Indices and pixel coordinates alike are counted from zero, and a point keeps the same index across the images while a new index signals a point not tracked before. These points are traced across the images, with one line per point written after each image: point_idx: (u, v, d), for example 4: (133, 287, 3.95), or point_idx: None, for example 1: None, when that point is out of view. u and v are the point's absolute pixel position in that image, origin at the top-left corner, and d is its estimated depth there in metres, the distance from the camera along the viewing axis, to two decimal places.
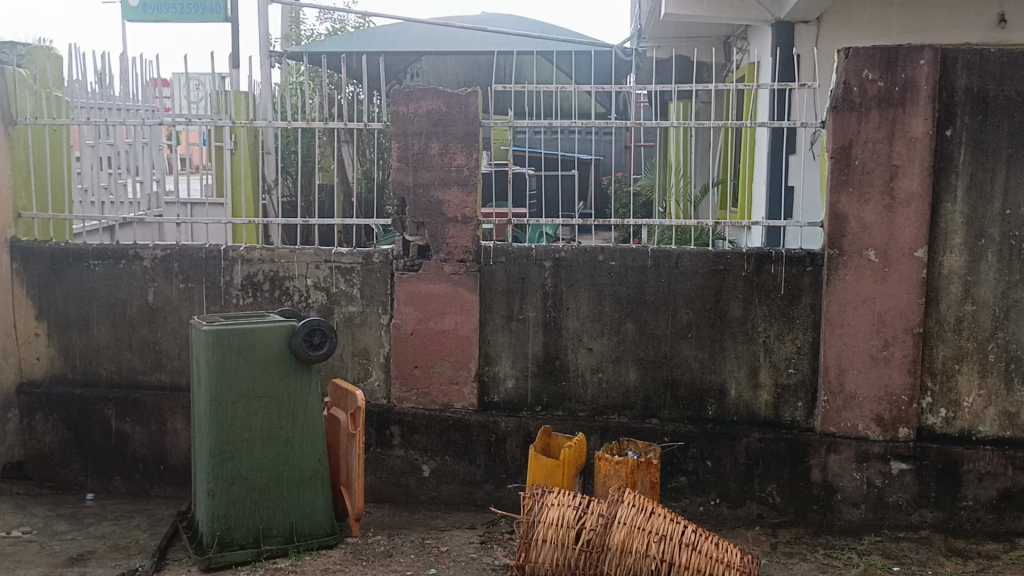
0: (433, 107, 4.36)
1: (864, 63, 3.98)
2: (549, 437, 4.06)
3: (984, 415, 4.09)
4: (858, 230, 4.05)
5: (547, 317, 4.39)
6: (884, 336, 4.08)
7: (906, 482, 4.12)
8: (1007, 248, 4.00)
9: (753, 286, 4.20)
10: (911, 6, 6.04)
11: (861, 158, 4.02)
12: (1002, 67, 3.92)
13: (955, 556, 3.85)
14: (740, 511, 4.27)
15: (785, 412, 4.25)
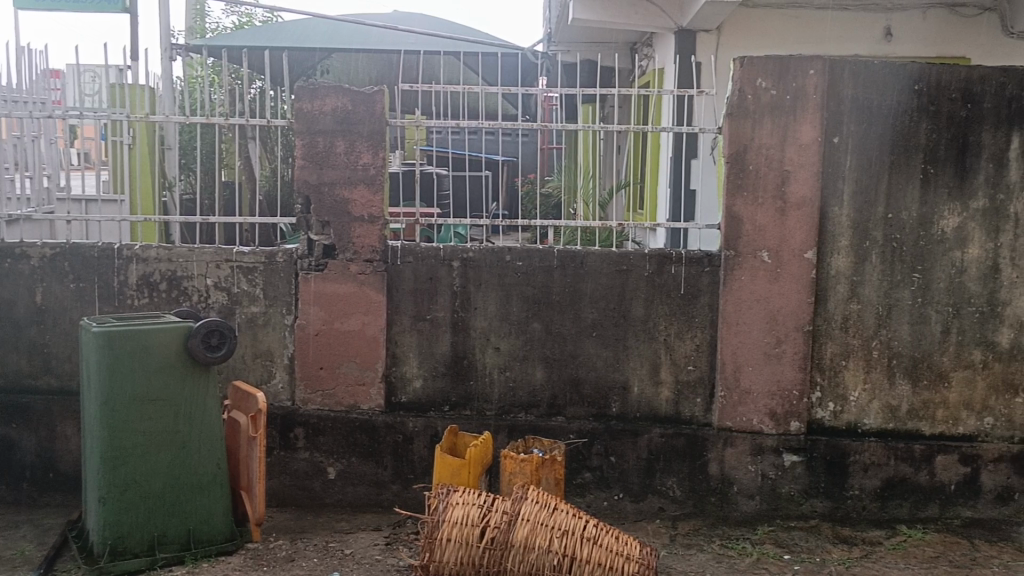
0: (338, 105, 4.32)
1: (758, 72, 4.14)
2: (456, 436, 4.08)
3: (869, 408, 4.31)
4: (752, 232, 4.22)
5: (454, 317, 4.40)
6: (776, 334, 4.26)
7: (797, 474, 4.31)
8: (889, 250, 4.23)
9: (654, 286, 4.32)
10: (804, 20, 6.35)
11: (755, 163, 4.19)
12: (884, 77, 4.14)
13: (841, 544, 4.04)
14: (642, 505, 4.37)
15: (685, 408, 4.38)
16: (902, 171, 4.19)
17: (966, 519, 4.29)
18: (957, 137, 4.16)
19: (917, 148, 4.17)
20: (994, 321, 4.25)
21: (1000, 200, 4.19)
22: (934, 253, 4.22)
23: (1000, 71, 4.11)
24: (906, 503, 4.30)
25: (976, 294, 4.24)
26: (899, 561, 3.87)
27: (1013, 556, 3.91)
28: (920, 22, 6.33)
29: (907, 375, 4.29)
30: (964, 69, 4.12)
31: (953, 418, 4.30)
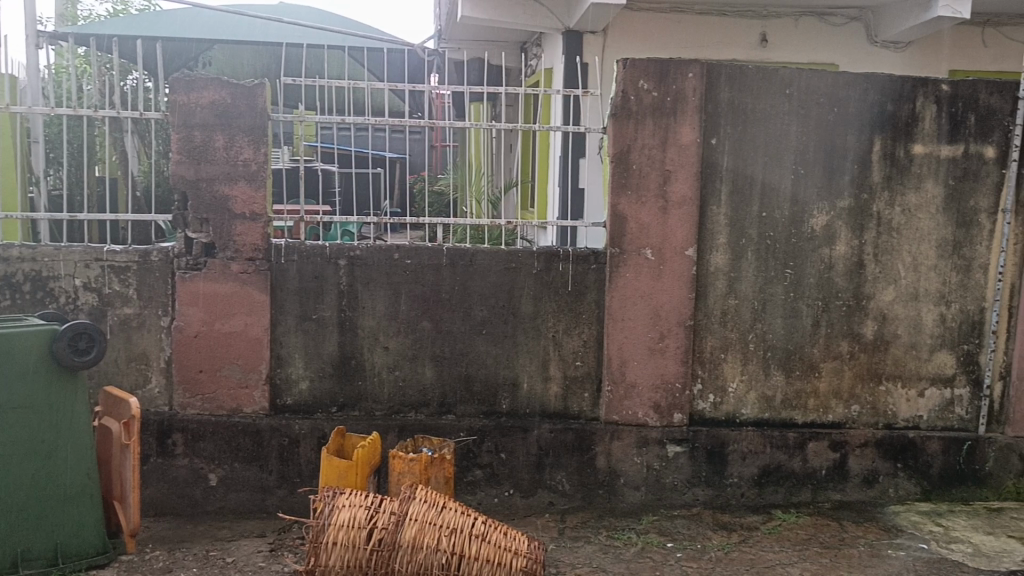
0: (217, 98, 4.17)
1: (640, 73, 4.25)
2: (343, 438, 4.01)
3: (746, 399, 4.50)
4: (636, 230, 4.32)
5: (341, 316, 4.32)
6: (660, 329, 4.38)
7: (680, 464, 4.45)
8: (763, 247, 4.42)
9: (542, 283, 4.36)
10: (685, 24, 6.57)
11: (639, 163, 4.29)
12: (758, 82, 4.32)
13: (721, 530, 4.20)
14: (531, 500, 4.41)
15: (573, 404, 4.46)
16: (775, 172, 4.38)
17: (835, 501, 4.53)
18: (825, 140, 4.38)
19: (789, 150, 4.37)
20: (860, 314, 4.50)
21: (864, 199, 4.43)
22: (804, 250, 4.44)
23: (863, 78, 4.35)
24: (782, 489, 4.50)
25: (843, 289, 4.48)
26: (774, 544, 4.04)
27: (877, 535, 4.15)
28: (793, 29, 6.65)
29: (781, 367, 4.50)
30: (830, 76, 4.34)
31: (824, 407, 4.54)
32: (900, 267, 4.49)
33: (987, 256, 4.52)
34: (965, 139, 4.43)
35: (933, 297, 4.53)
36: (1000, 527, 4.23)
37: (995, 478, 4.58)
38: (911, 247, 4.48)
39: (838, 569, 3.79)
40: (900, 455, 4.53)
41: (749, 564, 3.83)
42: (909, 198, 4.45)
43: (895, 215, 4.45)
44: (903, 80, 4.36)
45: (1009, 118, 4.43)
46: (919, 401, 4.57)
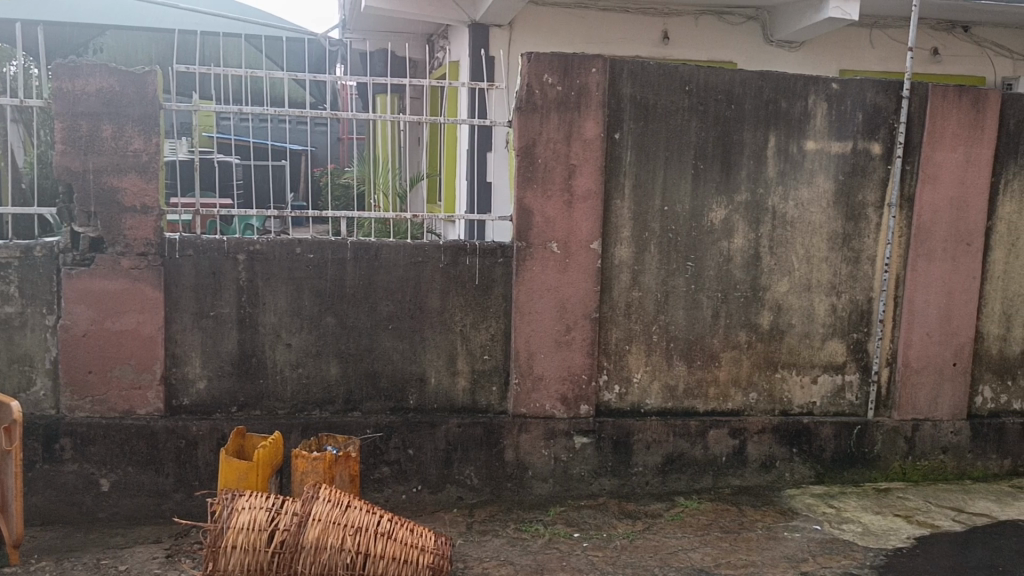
0: (104, 85, 3.97)
1: (544, 67, 4.26)
2: (243, 438, 3.88)
3: (650, 389, 4.60)
4: (542, 224, 4.34)
5: (241, 313, 4.19)
6: (566, 322, 4.42)
7: (587, 455, 4.50)
8: (666, 240, 4.52)
9: (449, 277, 4.34)
10: (589, 19, 6.64)
11: (544, 156, 4.31)
12: (659, 78, 4.40)
13: (626, 518, 4.27)
14: (440, 495, 4.38)
15: (481, 398, 4.45)
16: (676, 167, 4.48)
17: (735, 487, 4.68)
18: (723, 136, 4.50)
19: (689, 145, 4.48)
20: (757, 304, 4.65)
21: (760, 194, 4.58)
22: (704, 243, 4.56)
23: (758, 76, 4.48)
24: (684, 476, 4.62)
25: (741, 281, 4.62)
26: (677, 531, 4.14)
27: (774, 518, 4.30)
28: (693, 27, 6.82)
29: (683, 357, 4.61)
30: (727, 73, 4.46)
31: (724, 395, 4.68)
32: (794, 259, 4.66)
33: (874, 248, 4.74)
34: (853, 136, 4.62)
35: (825, 288, 4.71)
36: (887, 506, 4.45)
37: (882, 459, 4.81)
38: (804, 240, 4.66)
39: (737, 552, 3.91)
40: (796, 440, 4.71)
41: (653, 551, 3.91)
42: (802, 192, 4.62)
43: (789, 209, 4.62)
44: (796, 78, 4.51)
45: (893, 117, 4.65)
46: (813, 388, 4.76)
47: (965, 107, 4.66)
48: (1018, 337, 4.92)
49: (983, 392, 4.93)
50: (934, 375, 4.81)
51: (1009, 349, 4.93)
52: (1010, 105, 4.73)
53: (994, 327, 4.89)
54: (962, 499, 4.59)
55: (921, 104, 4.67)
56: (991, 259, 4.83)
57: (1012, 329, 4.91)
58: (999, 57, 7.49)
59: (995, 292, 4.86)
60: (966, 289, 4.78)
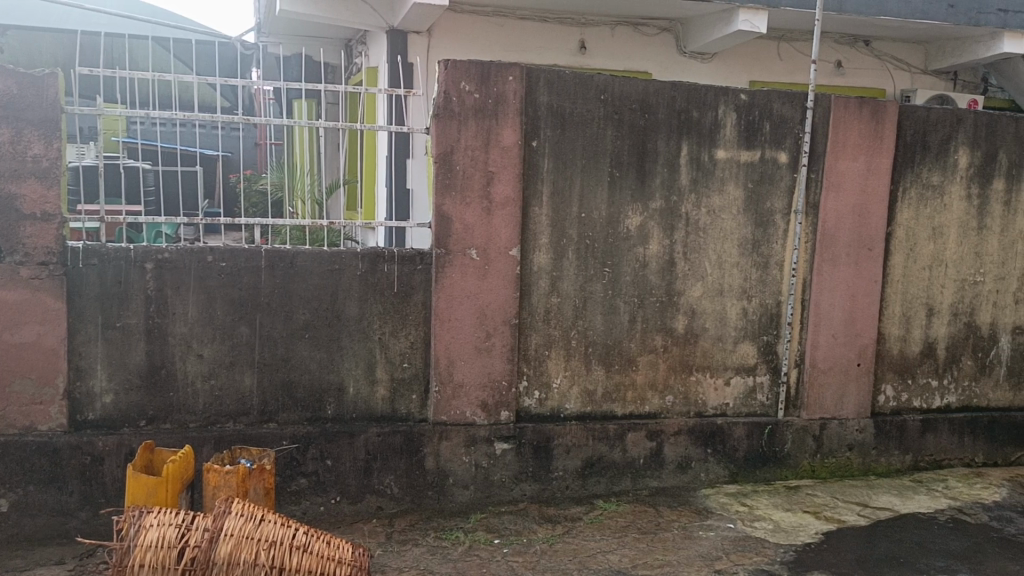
0: (2, 87, 3.80)
1: (461, 75, 4.27)
2: (153, 452, 3.75)
3: (569, 394, 4.65)
4: (461, 231, 4.34)
5: (150, 324, 4.06)
6: (486, 328, 4.43)
7: (508, 460, 4.51)
8: (583, 247, 4.58)
9: (367, 285, 4.29)
10: (508, 28, 6.68)
11: (462, 164, 4.31)
12: (575, 87, 4.47)
13: (546, 523, 4.30)
14: (359, 506, 4.33)
15: (401, 406, 4.42)
16: (593, 174, 4.55)
17: (653, 488, 4.77)
18: (637, 144, 4.59)
19: (605, 153, 4.55)
20: (672, 309, 4.76)
21: (674, 201, 4.69)
22: (620, 249, 4.64)
23: (671, 86, 4.59)
24: (604, 479, 4.68)
25: (656, 286, 4.72)
26: (595, 533, 4.19)
27: (690, 517, 4.40)
28: (609, 37, 6.95)
29: (602, 362, 4.68)
30: (641, 83, 4.55)
31: (641, 398, 4.76)
32: (707, 264, 4.78)
33: (782, 253, 4.91)
34: (762, 145, 4.78)
35: (736, 292, 4.85)
36: (797, 503, 4.60)
37: (792, 458, 4.98)
38: (715, 246, 4.79)
39: (654, 553, 3.98)
40: (710, 441, 4.83)
41: (572, 554, 3.94)
42: (714, 200, 4.75)
43: (701, 216, 4.74)
44: (706, 89, 4.63)
45: (799, 127, 4.82)
46: (726, 390, 4.90)
47: (866, 118, 4.87)
48: (916, 337, 5.17)
49: (885, 391, 5.15)
50: (839, 375, 5.00)
51: (908, 349, 5.16)
52: (907, 116, 4.96)
53: (895, 329, 5.12)
54: (867, 494, 4.79)
55: (825, 114, 4.85)
56: (891, 263, 5.05)
57: (910, 329, 5.15)
58: (898, 70, 7.86)
59: (895, 295, 5.09)
60: (868, 292, 4.99)
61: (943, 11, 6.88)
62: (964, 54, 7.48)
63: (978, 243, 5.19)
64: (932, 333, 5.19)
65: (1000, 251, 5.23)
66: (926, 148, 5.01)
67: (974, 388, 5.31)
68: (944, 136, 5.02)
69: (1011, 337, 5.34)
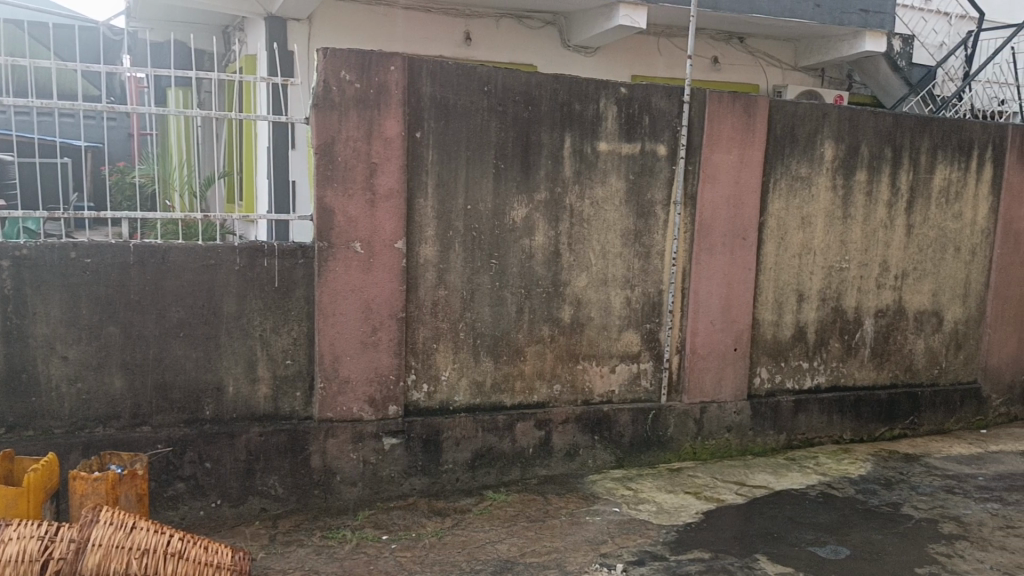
0: None
1: (341, 64, 4.17)
2: (13, 461, 3.51)
3: (458, 386, 4.64)
4: (344, 224, 4.26)
5: (8, 325, 3.80)
6: (371, 322, 4.37)
7: (396, 455, 4.47)
8: (470, 239, 4.58)
9: (245, 281, 4.15)
10: (393, 17, 6.61)
11: (344, 155, 4.22)
12: (457, 78, 4.44)
13: (435, 516, 4.28)
14: (241, 508, 4.19)
15: (284, 404, 4.29)
16: (478, 166, 4.55)
17: (542, 477, 4.82)
18: (521, 136, 4.62)
19: (489, 145, 4.56)
20: (558, 299, 4.82)
21: (558, 192, 4.74)
22: (506, 241, 4.66)
23: (552, 79, 4.63)
24: (493, 470, 4.70)
25: (542, 277, 4.77)
26: (484, 524, 4.21)
27: (577, 504, 4.48)
28: (494, 29, 6.99)
29: (490, 353, 4.69)
30: (524, 75, 4.57)
31: (529, 388, 4.80)
32: (591, 255, 4.87)
33: (663, 243, 5.05)
34: (642, 138, 4.89)
35: (620, 282, 4.96)
36: (680, 485, 4.75)
37: (675, 441, 5.15)
38: (599, 237, 4.88)
39: (542, 540, 4.03)
40: (597, 428, 4.93)
41: (461, 547, 3.95)
42: (597, 191, 4.83)
43: (585, 207, 4.82)
44: (588, 82, 4.70)
45: (676, 120, 4.96)
46: (611, 377, 5.00)
47: (739, 113, 5.06)
48: (789, 322, 5.42)
49: (760, 373, 5.38)
50: (718, 359, 5.20)
51: (781, 333, 5.41)
52: (777, 111, 5.18)
53: (769, 314, 5.36)
54: (744, 474, 5.00)
55: (701, 108, 5.01)
56: (764, 252, 5.28)
57: (783, 314, 5.39)
58: (770, 66, 8.23)
59: (768, 282, 5.32)
60: (744, 280, 5.20)
61: (811, 11, 7.22)
62: (831, 52, 7.88)
63: (843, 232, 5.49)
64: (803, 317, 5.45)
65: (863, 239, 5.55)
66: (795, 141, 5.24)
67: (842, 368, 5.62)
68: (811, 131, 5.27)
69: (874, 319, 5.68)
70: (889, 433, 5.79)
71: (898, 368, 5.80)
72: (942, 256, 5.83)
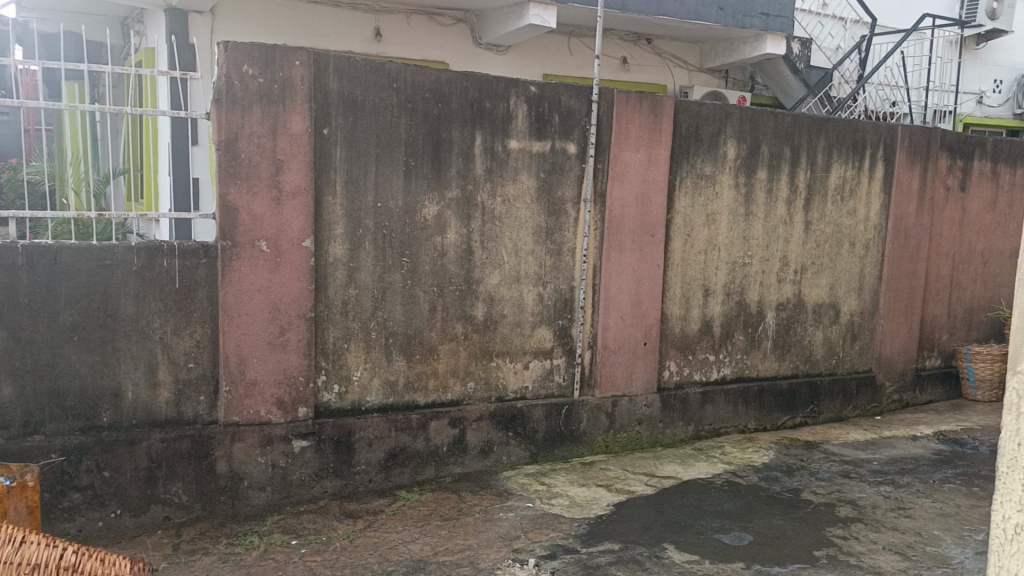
0: None
1: (244, 58, 4.05)
2: None
3: (370, 386, 4.58)
4: (249, 222, 4.15)
5: None
6: (279, 323, 4.27)
7: (306, 458, 4.38)
8: (380, 237, 4.53)
9: (144, 281, 4.00)
10: (300, 12, 6.52)
11: (247, 151, 4.11)
12: (365, 75, 4.39)
13: (346, 518, 4.23)
14: (143, 517, 4.03)
15: (188, 408, 4.15)
16: (388, 163, 4.50)
17: (456, 475, 4.81)
18: (431, 133, 4.59)
19: (398, 142, 4.52)
20: (470, 296, 4.82)
21: (469, 190, 4.74)
22: (418, 239, 4.63)
23: (463, 76, 4.62)
24: (407, 469, 4.66)
25: (455, 275, 4.76)
26: (397, 524, 4.18)
27: (490, 500, 4.49)
28: (404, 25, 6.94)
29: (402, 352, 4.65)
30: (433, 72, 4.54)
31: (443, 386, 4.79)
32: (503, 252, 4.89)
33: (573, 241, 5.11)
34: (551, 136, 4.94)
35: (532, 279, 5.00)
36: (592, 478, 4.83)
37: (587, 435, 5.22)
38: (511, 234, 4.90)
39: (455, 539, 4.03)
40: (511, 424, 4.96)
41: (373, 548, 3.91)
42: (508, 189, 4.85)
43: (496, 205, 4.83)
44: (498, 80, 4.71)
45: (585, 119, 5.03)
46: (525, 373, 5.04)
47: (646, 112, 5.16)
48: (695, 316, 5.57)
49: (669, 366, 5.52)
50: (628, 353, 5.30)
51: (689, 327, 5.56)
52: (682, 111, 5.30)
53: (676, 309, 5.49)
54: (654, 465, 5.11)
55: (609, 107, 5.09)
56: (672, 248, 5.41)
57: (690, 309, 5.54)
58: (676, 66, 8.43)
59: (675, 277, 5.45)
60: (653, 276, 5.31)
61: (714, 13, 7.42)
62: (734, 54, 8.12)
63: (746, 228, 5.67)
64: (708, 312, 5.61)
65: (764, 235, 5.75)
66: (699, 141, 5.38)
67: (746, 360, 5.81)
68: (715, 130, 5.42)
69: (775, 313, 5.89)
70: (790, 421, 6.01)
71: (798, 358, 6.04)
72: (839, 251, 6.09)
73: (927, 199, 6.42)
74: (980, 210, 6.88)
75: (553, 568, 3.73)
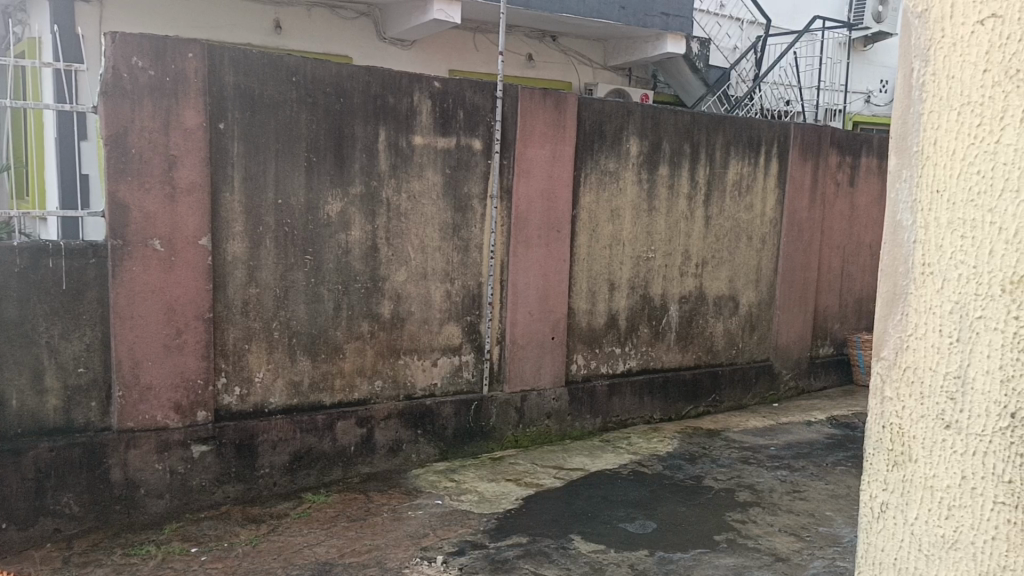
0: None
1: (133, 50, 3.89)
2: None
3: (273, 387, 4.48)
4: (141, 220, 3.98)
5: None
6: (175, 325, 4.13)
7: (207, 463, 4.24)
8: (282, 235, 4.43)
9: (28, 283, 3.79)
10: (192, 4, 6.32)
11: (138, 146, 3.95)
12: (263, 69, 4.27)
13: (249, 524, 4.12)
14: (31, 531, 3.82)
15: (78, 415, 3.96)
16: (288, 159, 4.41)
17: (364, 475, 4.76)
18: (333, 129, 4.51)
19: (299, 138, 4.42)
20: (376, 294, 4.76)
21: (374, 186, 4.68)
22: (321, 237, 4.55)
23: (365, 71, 4.56)
24: (313, 471, 4.57)
25: (360, 273, 4.69)
26: (302, 528, 4.10)
27: (399, 499, 4.46)
28: (306, 18, 6.81)
29: (307, 352, 4.57)
30: (334, 66, 4.46)
31: (349, 386, 4.72)
32: (409, 249, 4.85)
33: (480, 237, 5.11)
34: (456, 132, 4.93)
35: (439, 276, 4.98)
36: (501, 473, 4.85)
37: (497, 430, 5.24)
38: (417, 231, 4.87)
39: (362, 539, 3.98)
40: (420, 422, 4.93)
41: (277, 553, 3.82)
42: (413, 185, 4.82)
43: (402, 201, 4.79)
44: (401, 75, 4.67)
45: (490, 115, 5.03)
46: (433, 371, 5.02)
47: (550, 109, 5.20)
48: (601, 310, 5.66)
49: (577, 360, 5.60)
50: (536, 348, 5.35)
51: (595, 320, 5.65)
52: (586, 107, 5.37)
53: (583, 303, 5.57)
54: (563, 458, 5.17)
55: (513, 104, 5.11)
56: (577, 243, 5.48)
57: (596, 303, 5.63)
58: (581, 64, 8.55)
59: (581, 272, 5.53)
60: (559, 271, 5.38)
61: (616, 12, 7.56)
62: (636, 53, 8.29)
63: (649, 223, 5.79)
64: (614, 305, 5.72)
65: (666, 230, 5.89)
66: (603, 137, 5.47)
67: (651, 352, 5.95)
68: (617, 127, 5.52)
69: (678, 305, 6.04)
70: (694, 410, 6.19)
71: (700, 349, 6.22)
72: (738, 245, 6.30)
73: (819, 194, 6.71)
74: (868, 205, 7.22)
75: (462, 564, 3.73)
